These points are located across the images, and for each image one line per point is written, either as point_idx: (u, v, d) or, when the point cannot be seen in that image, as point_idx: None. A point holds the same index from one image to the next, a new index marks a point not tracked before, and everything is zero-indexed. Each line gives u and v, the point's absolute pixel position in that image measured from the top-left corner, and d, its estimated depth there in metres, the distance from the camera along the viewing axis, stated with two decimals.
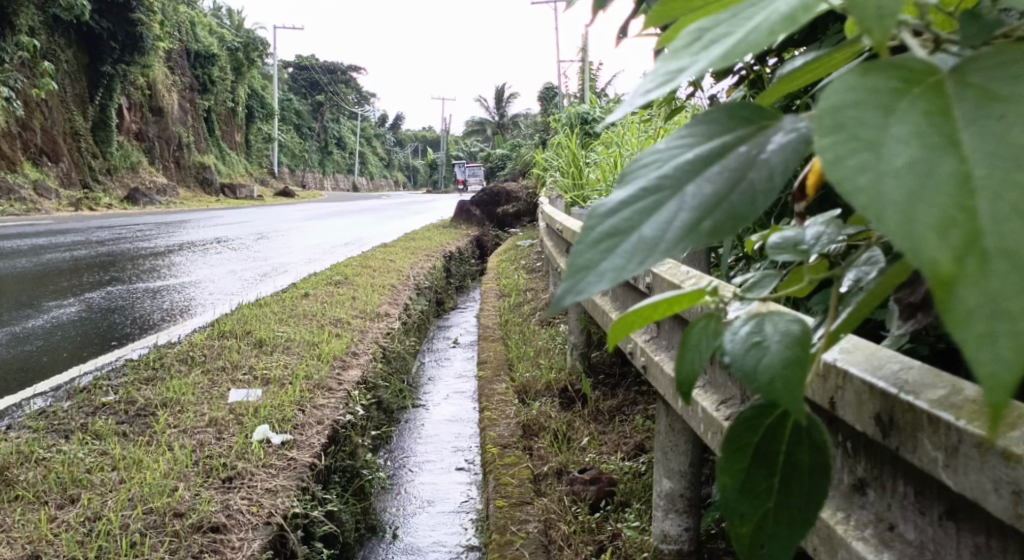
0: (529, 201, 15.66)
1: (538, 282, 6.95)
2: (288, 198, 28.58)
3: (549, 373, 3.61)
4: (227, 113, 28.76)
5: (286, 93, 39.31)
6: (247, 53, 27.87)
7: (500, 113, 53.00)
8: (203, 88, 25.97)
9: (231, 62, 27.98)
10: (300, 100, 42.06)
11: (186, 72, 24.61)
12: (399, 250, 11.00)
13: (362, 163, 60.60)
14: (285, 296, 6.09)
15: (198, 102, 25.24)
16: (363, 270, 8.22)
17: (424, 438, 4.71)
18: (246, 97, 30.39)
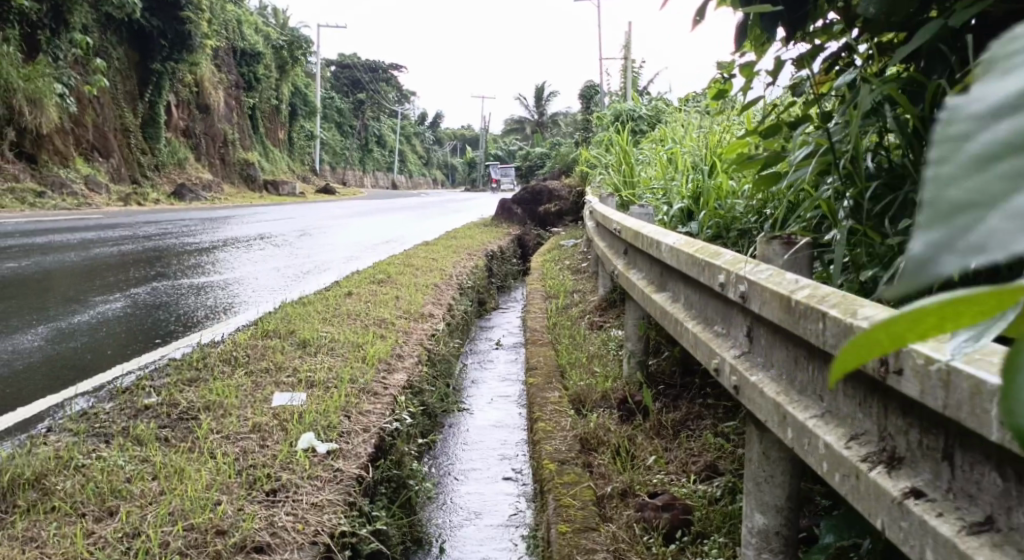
0: (572, 200, 15.44)
1: (586, 283, 6.75)
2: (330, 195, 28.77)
3: (605, 382, 3.42)
4: (273, 111, 29.05)
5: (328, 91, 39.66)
6: (291, 51, 28.13)
7: (540, 112, 52.85)
8: (249, 85, 26.26)
9: (276, 60, 28.25)
10: (342, 99, 42.38)
11: (233, 70, 24.90)
12: (442, 249, 10.88)
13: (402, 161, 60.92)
14: (329, 295, 5.99)
15: (244, 100, 25.52)
16: (406, 269, 8.09)
17: (469, 445, 4.56)
18: (289, 95, 30.68)
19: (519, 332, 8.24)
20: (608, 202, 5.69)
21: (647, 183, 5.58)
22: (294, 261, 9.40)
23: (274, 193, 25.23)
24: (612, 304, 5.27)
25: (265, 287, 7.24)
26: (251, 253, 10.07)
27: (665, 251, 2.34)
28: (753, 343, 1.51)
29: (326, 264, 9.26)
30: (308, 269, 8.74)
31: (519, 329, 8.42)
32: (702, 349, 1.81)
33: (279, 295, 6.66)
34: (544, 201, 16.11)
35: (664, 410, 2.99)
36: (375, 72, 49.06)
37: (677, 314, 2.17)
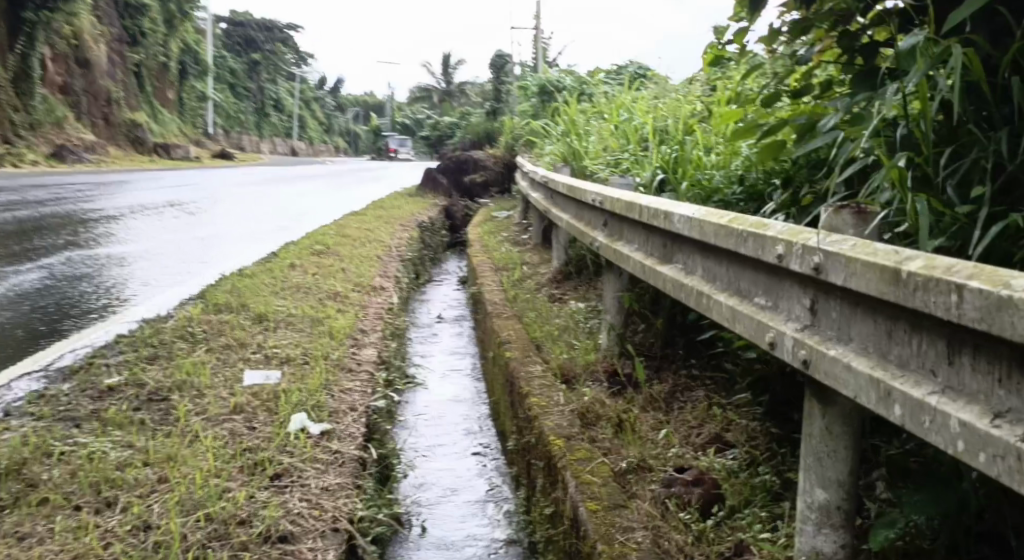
0: (498, 170, 15.29)
1: (533, 255, 6.69)
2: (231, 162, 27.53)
3: (586, 355, 3.39)
4: (159, 69, 27.50)
5: (219, 51, 37.87)
6: (182, 6, 26.57)
7: (450, 80, 52.11)
8: (135, 41, 24.53)
9: (165, 16, 26.63)
10: (238, 61, 40.51)
11: (116, 22, 23.32)
12: (370, 217, 10.58)
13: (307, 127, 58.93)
14: (270, 265, 5.72)
15: (129, 56, 23.94)
16: (341, 237, 7.82)
17: (431, 418, 4.47)
18: (180, 54, 29.09)
19: (460, 305, 8.14)
20: (562, 172, 5.63)
21: (600, 155, 5.55)
22: (216, 230, 8.95)
23: (167, 156, 23.90)
24: (568, 278, 5.25)
25: (192, 257, 6.85)
26: (166, 222, 9.52)
27: (676, 222, 2.31)
28: (823, 317, 1.49)
29: (251, 233, 8.85)
30: (233, 238, 8.33)
31: (460, 302, 8.32)
32: (742, 322, 1.80)
33: (210, 266, 6.31)
34: (470, 170, 15.82)
35: (656, 381, 2.98)
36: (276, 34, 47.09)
37: (696, 285, 2.16)
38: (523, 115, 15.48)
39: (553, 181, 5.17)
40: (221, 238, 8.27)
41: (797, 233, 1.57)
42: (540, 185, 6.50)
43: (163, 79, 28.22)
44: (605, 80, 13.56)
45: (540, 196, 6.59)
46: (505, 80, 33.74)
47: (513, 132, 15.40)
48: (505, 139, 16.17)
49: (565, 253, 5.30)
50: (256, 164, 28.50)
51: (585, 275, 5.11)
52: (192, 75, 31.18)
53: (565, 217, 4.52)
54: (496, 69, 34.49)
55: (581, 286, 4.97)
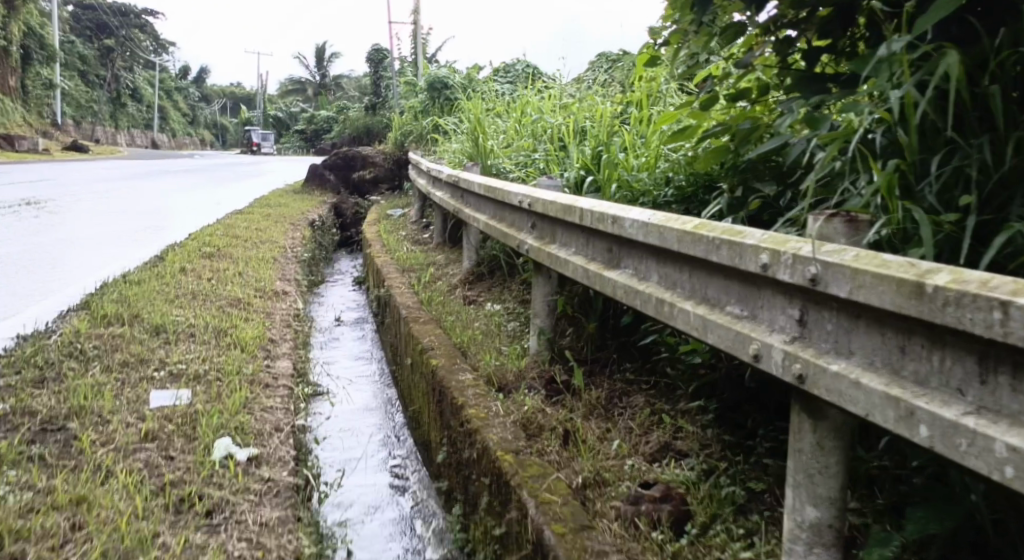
0: (387, 166, 14.94)
1: (439, 255, 6.54)
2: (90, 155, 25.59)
3: (516, 360, 3.31)
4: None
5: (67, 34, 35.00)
6: None
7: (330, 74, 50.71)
8: None
9: None
10: (87, 45, 37.60)
11: None
12: (256, 213, 10.04)
13: (160, 116, 55.66)
14: (156, 267, 5.28)
15: None
16: (228, 235, 7.36)
17: (346, 427, 4.26)
18: (20, 35, 26.59)
19: (360, 306, 7.87)
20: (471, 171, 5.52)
21: (511, 155, 5.47)
22: (82, 224, 8.20)
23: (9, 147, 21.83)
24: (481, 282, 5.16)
25: (60, 254, 6.22)
26: (23, 215, 8.63)
27: (627, 227, 2.25)
28: (815, 329, 1.46)
29: (124, 227, 8.17)
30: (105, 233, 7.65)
31: (359, 303, 8.04)
32: (716, 333, 1.75)
33: (83, 265, 5.75)
34: (358, 167, 15.36)
35: (594, 387, 2.91)
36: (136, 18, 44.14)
37: (654, 292, 2.10)
38: (411, 111, 15.19)
39: (464, 180, 5.05)
40: (90, 233, 7.57)
41: (784, 242, 1.53)
42: (445, 184, 6.36)
43: (5, 66, 26.00)
44: (495, 78, 13.52)
45: (445, 194, 6.44)
46: (387, 74, 33.13)
47: (401, 127, 15.09)
48: (393, 134, 15.83)
49: (474, 254, 5.34)
50: (119, 157, 26.65)
51: (501, 280, 5.04)
52: (36, 61, 28.72)
53: (482, 217, 4.42)
54: (378, 63, 33.83)
55: (496, 291, 4.89)
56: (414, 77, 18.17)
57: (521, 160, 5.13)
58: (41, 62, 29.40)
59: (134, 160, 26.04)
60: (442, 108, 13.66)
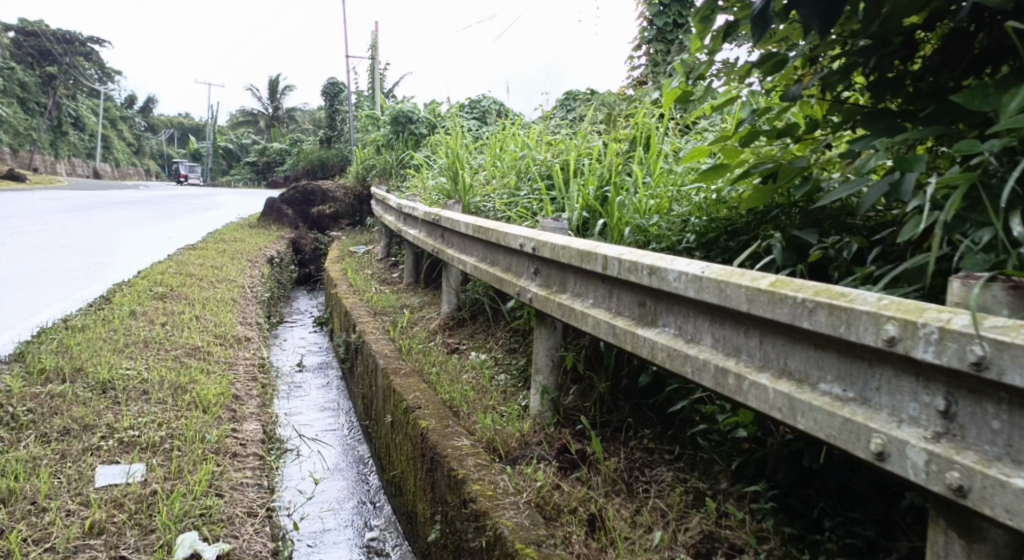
0: (348, 201, 14.53)
1: (411, 297, 6.20)
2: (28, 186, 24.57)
3: (516, 422, 2.97)
4: None
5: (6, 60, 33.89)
6: None
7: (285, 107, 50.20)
8: None
9: None
10: (29, 71, 36.42)
11: None
12: (210, 248, 9.54)
13: (105, 146, 54.19)
14: (102, 310, 4.81)
15: None
16: (182, 272, 6.88)
17: (322, 494, 3.86)
18: None
19: (324, 350, 7.44)
20: (452, 210, 5.21)
21: (495, 193, 5.21)
22: (17, 259, 7.59)
23: None
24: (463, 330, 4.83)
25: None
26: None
27: (669, 279, 1.93)
28: (970, 425, 1.15)
29: (64, 263, 7.60)
30: (41, 269, 7.07)
31: (322, 346, 7.60)
32: (807, 415, 1.42)
33: (15, 305, 5.20)
34: (317, 202, 14.88)
35: (612, 456, 2.55)
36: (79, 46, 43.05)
37: (708, 358, 1.77)
38: (373, 145, 14.86)
39: (446, 220, 4.76)
40: (26, 270, 7.00)
41: (917, 310, 1.21)
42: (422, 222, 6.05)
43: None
44: (460, 114, 13.30)
45: (421, 233, 6.13)
46: (344, 108, 32.83)
47: (362, 161, 14.73)
48: (354, 169, 15.46)
49: (454, 297, 5.05)
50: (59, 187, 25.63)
51: (486, 328, 4.73)
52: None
53: (471, 261, 4.13)
54: (335, 97, 33.59)
55: (482, 340, 4.57)
56: (376, 111, 17.92)
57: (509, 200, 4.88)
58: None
59: (75, 190, 25.06)
60: (406, 143, 13.36)
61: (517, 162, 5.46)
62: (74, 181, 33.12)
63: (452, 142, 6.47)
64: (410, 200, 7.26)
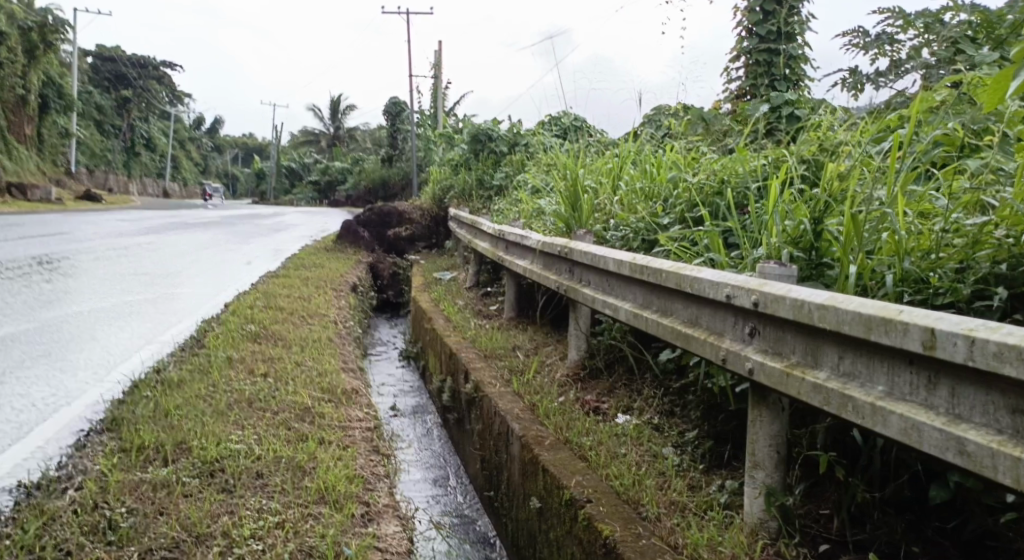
0: (425, 223, 13.71)
1: (521, 336, 5.60)
2: (99, 206, 24.91)
3: (731, 532, 2.32)
4: (15, 102, 24.89)
5: (82, 84, 34.92)
6: (41, 34, 24.68)
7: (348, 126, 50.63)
8: None
9: (23, 43, 24.63)
10: (104, 94, 37.42)
11: None
12: (291, 274, 9.11)
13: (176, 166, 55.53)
14: (196, 356, 4.32)
15: None
16: (270, 306, 6.37)
17: None
18: (34, 85, 26.59)
19: (416, 390, 6.85)
20: (582, 242, 4.58)
21: (632, 223, 4.60)
22: (98, 288, 7.21)
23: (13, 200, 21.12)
24: (601, 383, 4.20)
25: (71, 327, 5.22)
26: (31, 278, 7.66)
27: None
28: None
29: (146, 293, 7.18)
30: (123, 300, 6.65)
31: (414, 385, 7.02)
32: None
33: (98, 344, 4.73)
34: (393, 224, 14.02)
35: None
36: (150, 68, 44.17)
37: None
38: (450, 165, 14.29)
39: (585, 253, 4.13)
40: (109, 300, 6.58)
41: None
42: (537, 251, 5.41)
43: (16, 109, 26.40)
44: (542, 132, 12.63)
45: (534, 265, 5.51)
46: (408, 127, 32.73)
47: (438, 181, 14.14)
48: (430, 189, 14.89)
49: (584, 343, 4.42)
50: (129, 207, 25.96)
51: (630, 383, 4.09)
52: (51, 107, 28.86)
53: (626, 307, 3.47)
54: (398, 116, 33.62)
55: (628, 398, 3.94)
56: (450, 129, 17.39)
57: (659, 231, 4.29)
58: (58, 110, 30.19)
59: (146, 210, 25.30)
60: (486, 163, 12.76)
61: (654, 188, 4.82)
62: (144, 199, 33.73)
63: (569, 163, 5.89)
64: (513, 227, 6.64)
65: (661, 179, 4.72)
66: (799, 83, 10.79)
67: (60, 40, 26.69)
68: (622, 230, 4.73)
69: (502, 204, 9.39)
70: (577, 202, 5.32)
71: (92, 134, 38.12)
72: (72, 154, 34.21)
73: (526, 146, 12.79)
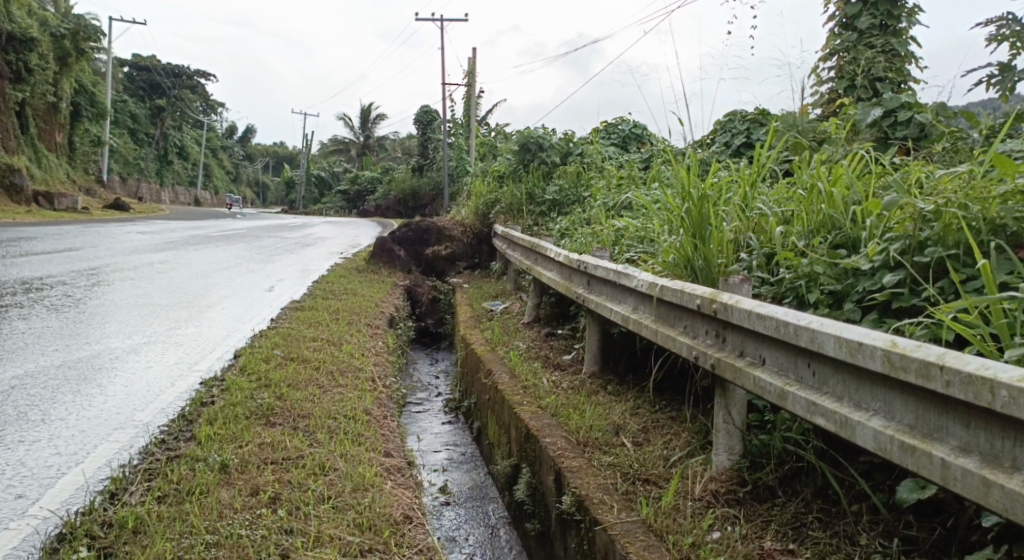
0: (467, 241, 12.18)
1: (617, 409, 4.23)
2: (128, 216, 24.42)
3: None
4: (44, 108, 24.96)
5: (115, 91, 35.02)
6: (74, 41, 24.65)
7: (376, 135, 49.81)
8: (17, 76, 22.10)
9: (56, 50, 24.44)
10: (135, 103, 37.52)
11: None
12: (320, 304, 7.85)
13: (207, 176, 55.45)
14: (178, 459, 3.00)
15: (10, 95, 21.54)
16: (292, 357, 5.05)
17: None
18: (67, 93, 26.49)
19: (470, 460, 5.48)
20: (737, 291, 3.18)
21: (803, 268, 3.26)
22: (87, 328, 5.96)
23: (41, 210, 20.70)
24: (775, 517, 2.78)
25: (26, 395, 3.93)
26: (12, 312, 6.44)
27: None
28: None
29: (144, 333, 5.89)
30: (111, 346, 5.37)
31: (466, 452, 5.64)
32: None
33: (49, 427, 3.42)
34: (433, 241, 12.55)
35: None
36: (178, 77, 44.29)
37: None
38: (494, 177, 12.86)
39: (758, 317, 2.70)
40: (93, 346, 5.30)
41: None
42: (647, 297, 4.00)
43: (45, 117, 25.72)
44: (598, 141, 11.18)
45: (640, 313, 4.13)
46: (439, 136, 31.54)
47: (480, 195, 12.71)
48: (471, 202, 13.43)
49: (738, 445, 3.04)
50: (156, 217, 25.54)
51: (829, 523, 2.68)
52: (84, 115, 28.76)
53: (873, 424, 2.05)
54: (429, 125, 32.51)
55: (834, 552, 2.51)
56: (491, 139, 15.92)
57: (859, 291, 2.95)
58: (88, 118, 29.55)
59: (172, 220, 24.67)
60: (536, 174, 11.37)
61: (826, 220, 3.45)
62: (173, 209, 33.29)
63: (683, 178, 4.53)
64: (597, 257, 5.26)
65: (843, 212, 3.38)
66: (904, 83, 9.16)
67: (92, 47, 26.56)
68: (787, 272, 3.39)
69: (564, 224, 7.96)
70: (706, 230, 3.97)
71: (124, 143, 37.57)
72: (103, 163, 33.61)
73: (579, 157, 11.34)
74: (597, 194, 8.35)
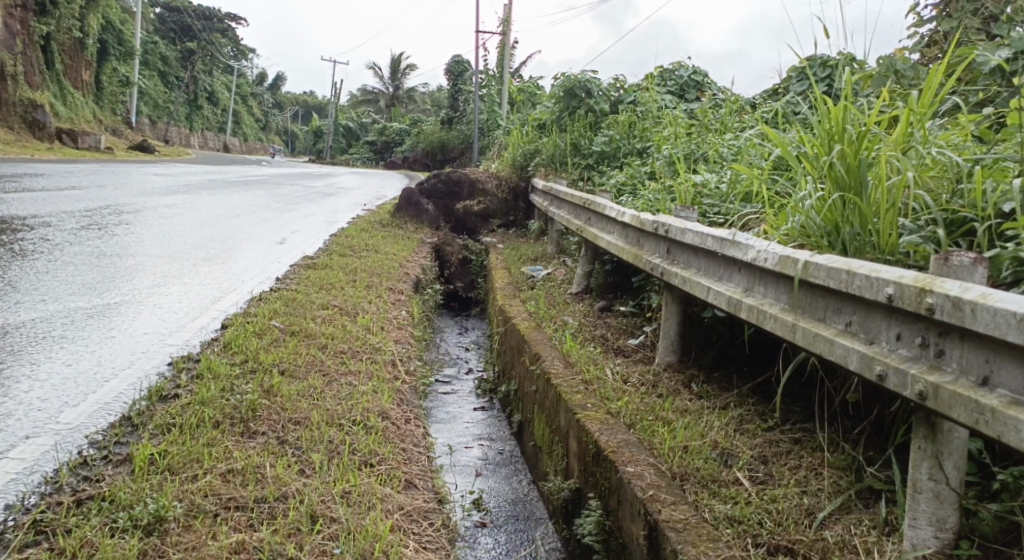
0: (501, 196, 11.04)
1: (718, 421, 3.16)
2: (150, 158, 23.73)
3: None
4: (69, 43, 24.27)
5: (143, 30, 34.34)
6: None
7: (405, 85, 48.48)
8: (41, 8, 21.46)
9: None
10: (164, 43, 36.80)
11: None
12: (337, 261, 6.83)
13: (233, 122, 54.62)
14: (90, 505, 2.00)
15: (33, 25, 20.91)
16: (293, 330, 4.02)
17: None
18: (93, 29, 25.76)
19: (508, 462, 4.45)
20: (964, 276, 1.95)
21: None
22: (51, 281, 4.96)
23: (60, 147, 20.00)
24: None
25: None
26: None
27: None
28: None
29: (119, 291, 4.90)
30: (70, 306, 4.35)
31: (503, 450, 4.61)
32: None
33: None
34: (464, 196, 11.41)
35: None
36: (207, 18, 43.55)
37: None
38: (535, 126, 11.66)
39: None
40: (47, 306, 4.29)
41: None
42: (775, 275, 2.88)
43: (70, 52, 24.89)
44: (654, 88, 9.93)
45: (758, 296, 3.01)
46: (470, 86, 30.19)
47: (518, 144, 11.53)
48: (506, 154, 12.25)
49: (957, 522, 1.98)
50: (178, 160, 24.82)
51: None
52: (111, 53, 28.02)
53: None
54: (459, 74, 31.13)
55: None
56: (530, 86, 14.66)
57: None
58: (116, 55, 28.88)
59: (194, 163, 23.86)
60: (583, 123, 10.17)
61: None
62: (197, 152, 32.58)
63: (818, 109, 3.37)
64: (681, 218, 4.13)
65: None
66: None
67: None
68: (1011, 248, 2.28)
69: (619, 178, 6.81)
70: (863, 184, 2.86)
71: (151, 85, 36.77)
72: (130, 105, 32.79)
73: (632, 106, 10.11)
74: (659, 145, 7.18)
